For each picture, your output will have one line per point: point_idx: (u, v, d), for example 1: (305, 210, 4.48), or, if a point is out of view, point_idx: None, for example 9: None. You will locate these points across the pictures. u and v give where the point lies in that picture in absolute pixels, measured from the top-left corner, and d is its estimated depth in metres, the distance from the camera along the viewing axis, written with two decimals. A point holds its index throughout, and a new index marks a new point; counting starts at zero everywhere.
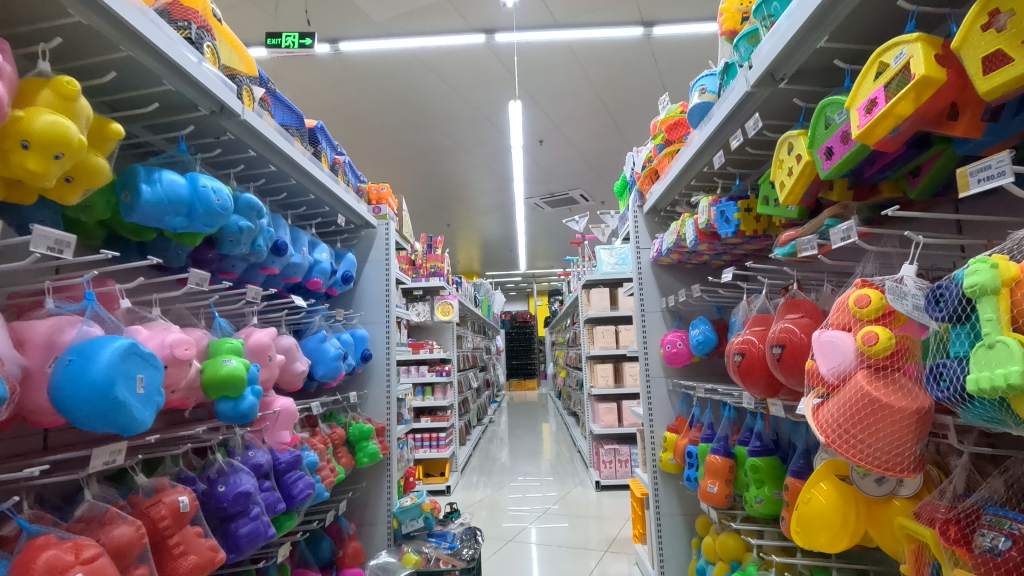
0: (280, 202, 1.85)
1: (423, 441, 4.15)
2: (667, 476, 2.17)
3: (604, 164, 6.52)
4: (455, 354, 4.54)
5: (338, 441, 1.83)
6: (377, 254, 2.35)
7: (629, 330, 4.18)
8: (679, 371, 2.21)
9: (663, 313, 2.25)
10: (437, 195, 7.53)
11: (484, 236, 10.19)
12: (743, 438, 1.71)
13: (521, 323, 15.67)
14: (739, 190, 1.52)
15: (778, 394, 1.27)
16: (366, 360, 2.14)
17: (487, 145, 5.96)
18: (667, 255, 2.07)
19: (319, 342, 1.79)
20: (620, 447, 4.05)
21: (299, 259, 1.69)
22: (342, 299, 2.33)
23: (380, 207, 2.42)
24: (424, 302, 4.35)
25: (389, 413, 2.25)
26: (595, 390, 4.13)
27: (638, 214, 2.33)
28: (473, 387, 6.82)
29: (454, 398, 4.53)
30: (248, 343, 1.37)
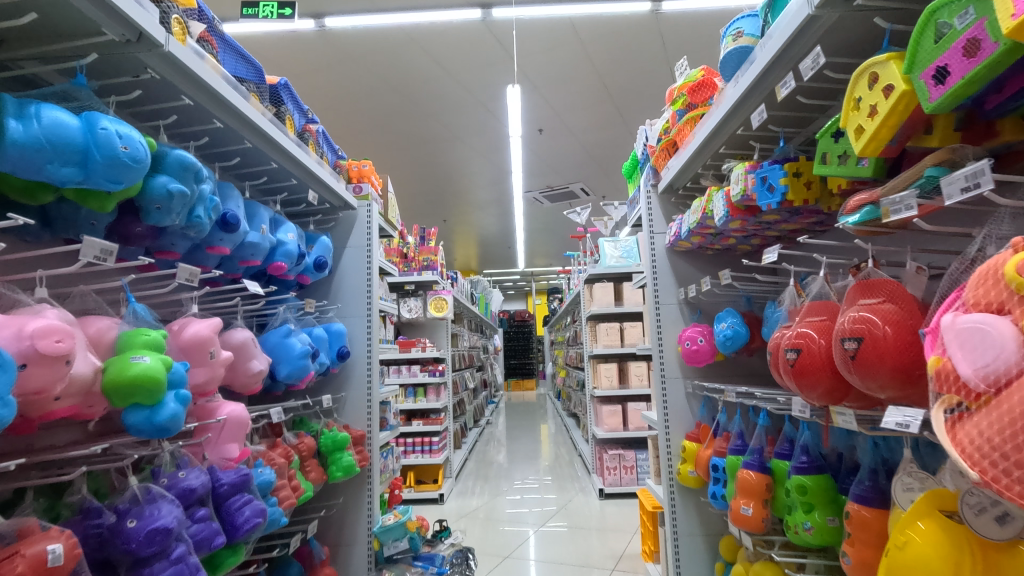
0: (238, 173, 1.58)
1: (415, 446, 3.88)
2: (685, 491, 1.91)
3: (605, 155, 6.26)
4: (449, 352, 4.29)
5: (306, 452, 1.57)
6: (358, 240, 2.09)
7: (635, 327, 3.92)
8: (698, 371, 1.95)
9: (679, 305, 1.99)
10: (432, 188, 7.27)
11: (481, 232, 9.93)
12: (780, 450, 1.45)
13: (520, 322, 15.40)
14: (783, 152, 1.26)
15: (843, 401, 1.01)
16: (342, 358, 1.88)
17: (484, 134, 5.70)
18: (687, 238, 1.81)
19: (283, 337, 1.52)
20: (625, 453, 3.80)
21: (257, 238, 1.42)
22: (317, 290, 2.06)
23: (361, 186, 2.16)
24: (417, 297, 4.10)
25: (370, 418, 1.98)
26: (599, 392, 3.87)
27: (652, 194, 2.06)
28: (470, 387, 6.56)
29: (449, 399, 4.28)
30: (183, 337, 1.11)
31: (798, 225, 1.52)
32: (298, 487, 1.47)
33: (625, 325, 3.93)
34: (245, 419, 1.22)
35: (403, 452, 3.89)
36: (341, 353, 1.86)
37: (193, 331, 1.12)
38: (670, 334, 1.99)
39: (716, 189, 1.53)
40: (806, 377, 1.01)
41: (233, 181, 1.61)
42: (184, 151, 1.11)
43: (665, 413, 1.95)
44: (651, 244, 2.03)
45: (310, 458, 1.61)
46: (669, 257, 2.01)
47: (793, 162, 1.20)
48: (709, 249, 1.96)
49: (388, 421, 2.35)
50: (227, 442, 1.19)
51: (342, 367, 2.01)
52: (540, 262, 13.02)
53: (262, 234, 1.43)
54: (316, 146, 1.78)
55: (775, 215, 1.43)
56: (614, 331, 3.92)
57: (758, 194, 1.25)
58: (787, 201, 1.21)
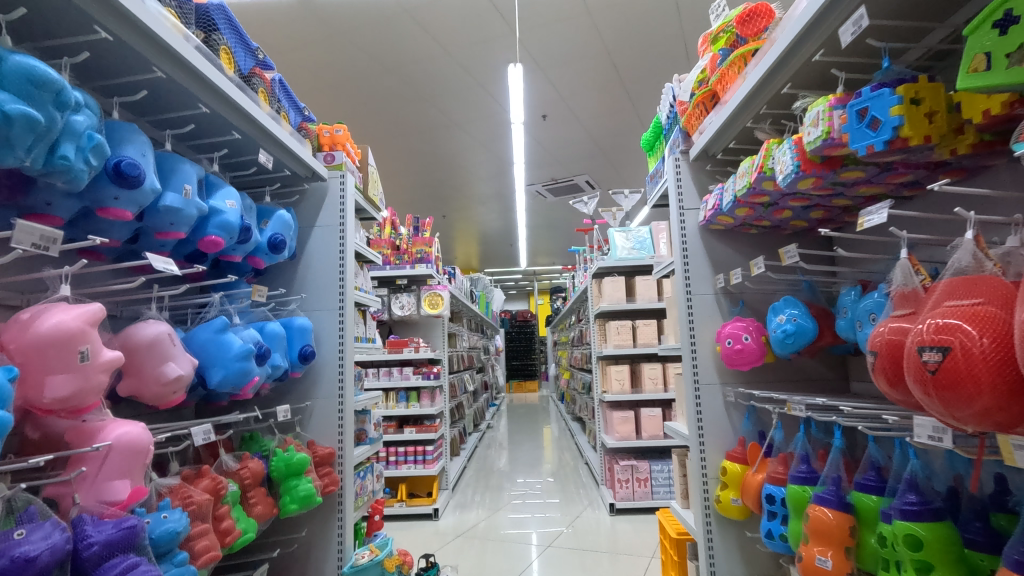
0: (158, 121, 1.23)
1: (407, 456, 3.54)
2: (724, 524, 1.57)
3: (612, 145, 5.91)
4: (446, 353, 3.94)
5: (249, 481, 1.23)
6: (330, 219, 1.75)
7: (649, 326, 3.57)
8: (738, 376, 1.61)
9: (715, 296, 1.65)
10: (430, 181, 6.95)
11: (482, 229, 9.60)
12: (862, 479, 1.11)
13: (522, 322, 15.03)
14: (888, 75, 0.91)
15: (1013, 428, 0.66)
16: (304, 360, 1.54)
17: (484, 121, 5.37)
18: (731, 211, 1.46)
19: (216, 333, 1.17)
20: (638, 464, 3.45)
21: (176, 201, 1.08)
22: (279, 277, 1.72)
23: (333, 154, 1.81)
24: (409, 293, 3.76)
25: (342, 432, 1.65)
26: (608, 397, 3.52)
27: (680, 162, 1.72)
28: (469, 390, 6.21)
29: (445, 404, 3.94)
30: (40, 330, 0.77)
31: (881, 187, 1.18)
32: (235, 526, 1.13)
33: (638, 323, 3.59)
34: (143, 445, 0.89)
35: (395, 462, 3.55)
36: (305, 354, 1.53)
37: (55, 321, 0.78)
38: (705, 331, 1.64)
39: (774, 142, 1.19)
40: (954, 391, 0.67)
41: (151, 131, 1.26)
42: (37, 61, 0.77)
43: (699, 426, 1.60)
44: (680, 223, 1.69)
45: (258, 485, 1.27)
46: (700, 239, 1.68)
47: (909, 84, 0.85)
48: (752, 228, 1.62)
49: (368, 433, 1.98)
50: (113, 478, 0.85)
51: (309, 370, 1.67)
52: (543, 261, 12.66)
53: (184, 198, 1.09)
54: (269, 98, 1.44)
55: (860, 170, 1.09)
56: (626, 330, 3.57)
57: (852, 134, 0.90)
58: (899, 140, 0.87)
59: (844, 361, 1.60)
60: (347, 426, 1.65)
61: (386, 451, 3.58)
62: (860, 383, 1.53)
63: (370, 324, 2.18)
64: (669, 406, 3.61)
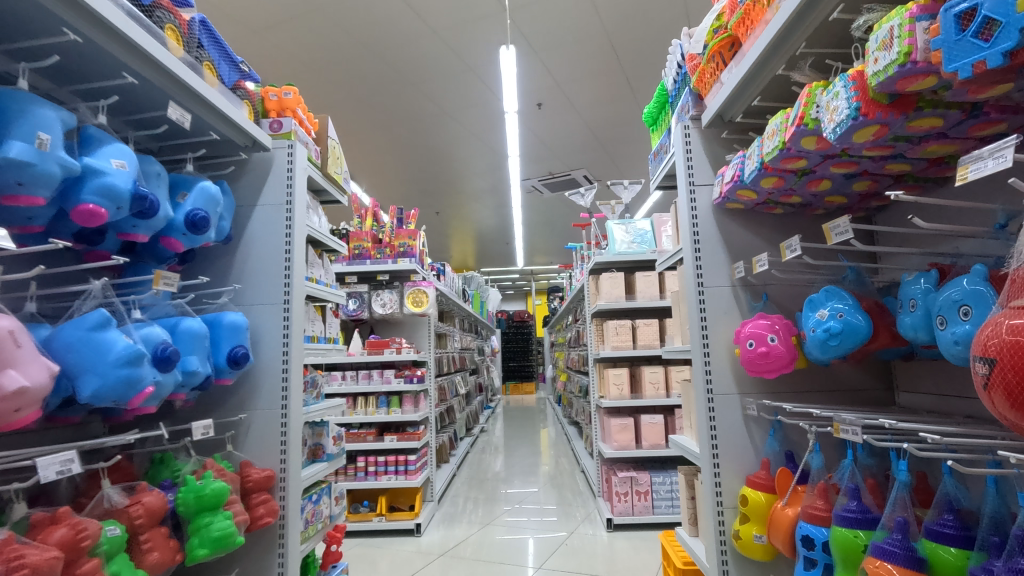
0: (13, 51, 0.94)
1: (388, 466, 3.27)
2: (744, 564, 1.29)
3: (611, 136, 5.64)
4: (432, 355, 3.67)
5: (141, 521, 0.95)
6: (275, 196, 1.47)
7: (650, 326, 3.30)
8: (760, 384, 1.35)
9: (732, 288, 1.38)
10: (422, 175, 6.68)
11: (478, 226, 9.33)
12: (937, 525, 0.84)
13: (519, 323, 14.73)
14: None
15: None
16: (236, 365, 1.27)
17: (476, 110, 5.10)
18: (753, 184, 1.19)
19: (92, 332, 0.90)
20: (638, 475, 3.17)
21: (26, 153, 0.80)
22: (213, 265, 1.45)
23: (281, 120, 1.53)
24: (392, 289, 3.48)
25: (284, 452, 1.37)
26: (606, 403, 3.24)
27: (690, 131, 1.45)
28: (461, 392, 5.92)
29: (431, 410, 3.67)
30: None
31: (955, 144, 0.92)
32: None
33: (638, 322, 3.31)
34: None
35: (374, 472, 3.27)
36: (236, 357, 1.26)
37: None
38: (719, 331, 1.38)
39: (819, 85, 0.92)
40: None
41: (2, 63, 0.95)
42: None
43: (714, 444, 1.33)
44: (690, 201, 1.42)
45: (155, 525, 0.99)
46: (714, 219, 1.41)
47: None
48: (777, 208, 1.35)
49: (326, 449, 1.71)
50: None
51: (247, 376, 1.40)
52: (541, 259, 12.37)
53: (37, 149, 0.82)
54: (183, 40, 1.16)
55: (937, 118, 0.82)
56: (625, 330, 3.30)
57: (948, 50, 0.64)
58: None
59: (887, 366, 1.33)
60: (290, 443, 1.38)
61: (366, 461, 3.31)
62: (909, 394, 1.26)
63: (333, 322, 1.91)
64: (672, 413, 3.33)
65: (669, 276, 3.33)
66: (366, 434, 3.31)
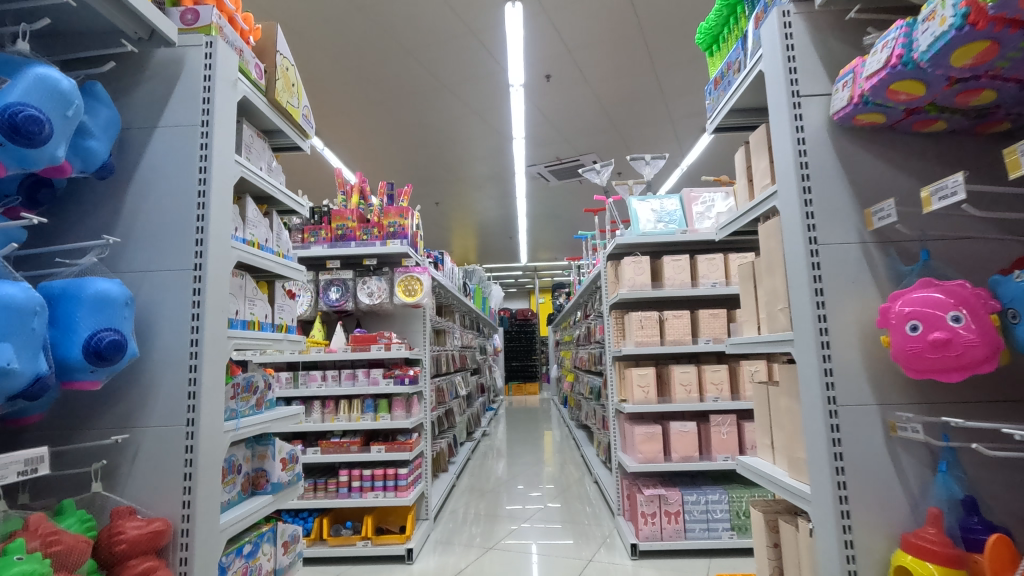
0: None
1: (375, 481, 2.81)
2: None
3: (624, 114, 5.20)
4: (426, 352, 3.21)
5: None
6: (186, 115, 1.01)
7: (680, 318, 2.83)
8: (910, 389, 0.89)
9: (863, 246, 0.93)
10: (421, 160, 6.24)
11: (480, 219, 8.89)
12: None
13: (522, 321, 14.24)
14: None
15: None
16: (100, 362, 0.81)
17: (478, 83, 4.66)
18: (927, 63, 0.73)
19: None
20: (668, 492, 2.70)
21: None
22: (88, 212, 0.98)
23: (198, 10, 1.07)
24: (380, 276, 3.03)
25: (189, 492, 0.91)
26: (628, 407, 2.78)
27: (791, 18, 0.99)
28: (461, 394, 5.45)
29: (426, 415, 3.20)
30: None
31: None
32: None
33: (665, 313, 2.85)
34: None
35: (359, 488, 2.81)
36: (99, 348, 0.81)
37: None
38: (843, 309, 0.92)
39: None
40: None
41: None
42: None
43: (841, 482, 0.87)
44: (794, 119, 0.97)
45: None
46: (832, 144, 0.95)
47: None
48: (939, 121, 0.89)
49: (272, 477, 1.23)
50: None
51: (137, 376, 0.94)
52: (545, 254, 11.91)
53: None
54: None
55: None
56: (651, 323, 2.83)
57: None
58: None
59: None
60: (199, 477, 0.92)
61: (349, 475, 2.84)
62: None
63: (289, 306, 1.46)
64: (705, 421, 2.87)
65: (701, 260, 2.88)
66: (349, 444, 2.84)
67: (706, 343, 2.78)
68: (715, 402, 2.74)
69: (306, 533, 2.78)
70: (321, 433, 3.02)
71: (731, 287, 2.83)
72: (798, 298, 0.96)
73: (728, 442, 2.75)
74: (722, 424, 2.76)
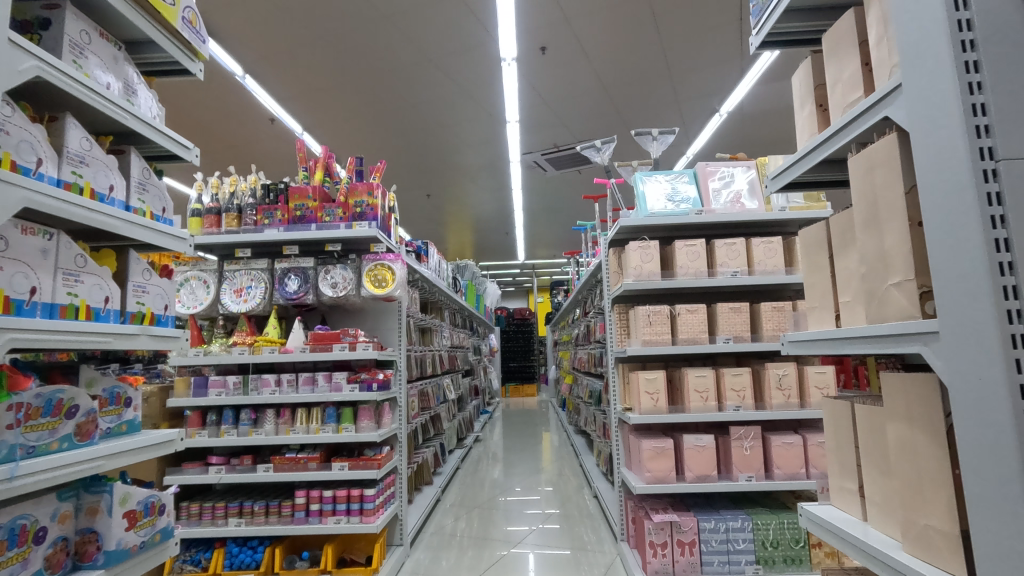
0: None
1: (337, 504, 2.41)
2: None
3: (627, 94, 4.80)
4: (402, 353, 2.80)
5: None
6: None
7: (695, 313, 2.42)
8: None
9: None
10: (410, 147, 5.84)
11: (475, 212, 8.48)
12: None
13: (519, 320, 13.75)
14: None
15: None
16: None
17: (465, 58, 4.25)
18: None
19: None
20: (681, 519, 2.28)
21: None
22: None
23: None
24: (344, 265, 2.61)
25: None
26: (634, 417, 2.36)
27: None
28: (450, 398, 5.02)
29: (401, 426, 2.79)
30: None
31: None
32: None
33: (677, 306, 2.44)
34: None
35: (319, 513, 2.41)
36: None
37: None
38: None
39: None
40: None
41: None
42: None
43: None
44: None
45: None
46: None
47: None
48: None
49: (105, 544, 1.11)
50: None
51: None
52: (541, 250, 11.45)
53: None
54: None
55: None
56: (661, 319, 2.42)
57: None
58: None
59: None
60: None
61: (307, 497, 2.44)
62: None
63: (159, 293, 1.27)
64: (724, 434, 2.47)
65: (718, 244, 2.47)
66: (306, 460, 2.43)
67: (726, 342, 2.38)
68: (735, 412, 2.33)
69: (254, 567, 2.34)
70: (276, 446, 2.61)
71: (755, 277, 2.42)
72: (966, 244, 0.66)
73: (751, 459, 2.33)
74: (745, 437, 2.35)
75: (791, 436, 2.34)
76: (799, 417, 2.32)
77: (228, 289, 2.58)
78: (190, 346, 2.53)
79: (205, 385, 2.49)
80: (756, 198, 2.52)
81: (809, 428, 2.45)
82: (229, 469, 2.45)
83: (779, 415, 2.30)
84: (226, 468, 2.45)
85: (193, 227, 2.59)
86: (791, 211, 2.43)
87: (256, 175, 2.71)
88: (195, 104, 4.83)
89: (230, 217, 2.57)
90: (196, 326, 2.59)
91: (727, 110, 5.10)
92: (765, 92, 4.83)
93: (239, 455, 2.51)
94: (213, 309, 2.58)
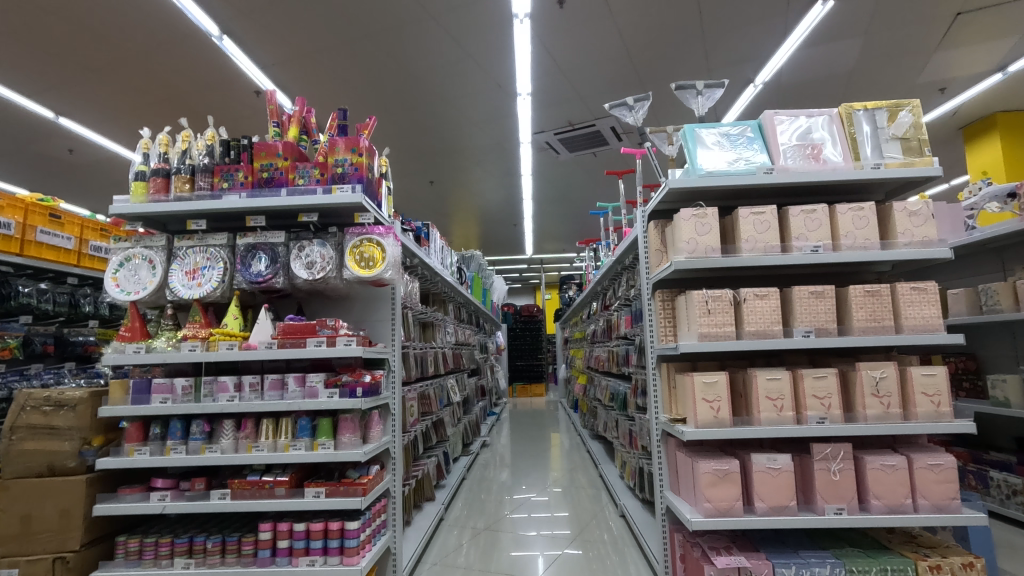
0: None
1: (310, 540, 1.92)
2: None
3: (654, 60, 4.28)
4: (395, 350, 2.29)
5: None
6: None
7: (765, 298, 1.91)
8: None
9: None
10: (410, 124, 5.34)
11: (481, 202, 7.97)
12: None
13: (527, 317, 13.16)
14: None
15: None
16: None
17: (473, 15, 3.73)
18: None
19: None
20: (750, 563, 1.77)
21: None
22: None
23: None
24: (322, 240, 2.10)
25: None
26: (687, 432, 1.85)
27: None
28: (455, 401, 4.52)
29: (394, 440, 2.28)
30: None
31: None
32: None
33: (742, 291, 1.93)
34: None
35: (288, 552, 1.91)
36: None
37: None
38: None
39: None
40: None
41: None
42: None
43: None
44: None
45: None
46: None
47: None
48: None
49: None
50: None
51: None
52: (551, 243, 10.84)
53: None
54: None
55: None
56: (722, 306, 1.89)
57: None
58: None
59: None
60: None
61: (274, 532, 1.94)
62: None
63: None
64: (802, 452, 1.95)
65: (793, 212, 1.95)
66: (273, 484, 1.92)
67: (806, 336, 1.86)
68: (821, 427, 1.80)
69: None
70: (240, 466, 2.10)
71: (842, 253, 1.90)
72: None
73: (841, 486, 1.82)
74: (832, 459, 1.83)
75: (892, 458, 1.82)
76: (904, 433, 1.79)
77: (179, 270, 2.08)
78: (130, 341, 2.02)
79: (147, 390, 1.98)
80: (840, 151, 1.99)
81: (910, 446, 1.93)
82: (176, 496, 1.96)
83: (879, 429, 1.78)
84: (173, 495, 1.95)
85: (135, 193, 2.07)
86: (887, 168, 1.91)
87: (214, 131, 2.20)
88: (172, 72, 4.34)
89: (180, 180, 2.06)
90: (138, 316, 2.08)
91: (763, 80, 4.57)
92: (809, 57, 4.30)
93: (192, 477, 2.01)
94: (160, 295, 2.07)
